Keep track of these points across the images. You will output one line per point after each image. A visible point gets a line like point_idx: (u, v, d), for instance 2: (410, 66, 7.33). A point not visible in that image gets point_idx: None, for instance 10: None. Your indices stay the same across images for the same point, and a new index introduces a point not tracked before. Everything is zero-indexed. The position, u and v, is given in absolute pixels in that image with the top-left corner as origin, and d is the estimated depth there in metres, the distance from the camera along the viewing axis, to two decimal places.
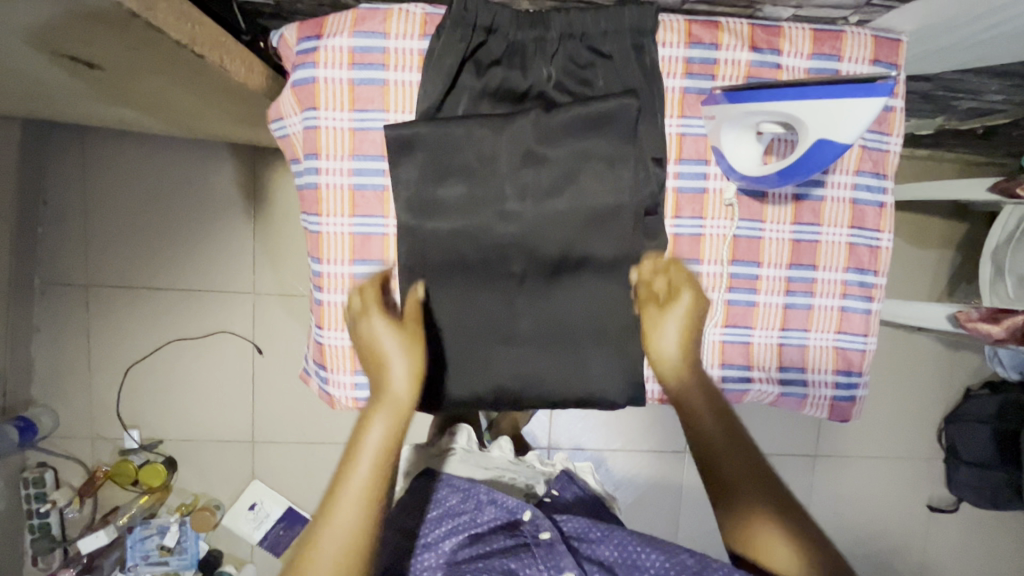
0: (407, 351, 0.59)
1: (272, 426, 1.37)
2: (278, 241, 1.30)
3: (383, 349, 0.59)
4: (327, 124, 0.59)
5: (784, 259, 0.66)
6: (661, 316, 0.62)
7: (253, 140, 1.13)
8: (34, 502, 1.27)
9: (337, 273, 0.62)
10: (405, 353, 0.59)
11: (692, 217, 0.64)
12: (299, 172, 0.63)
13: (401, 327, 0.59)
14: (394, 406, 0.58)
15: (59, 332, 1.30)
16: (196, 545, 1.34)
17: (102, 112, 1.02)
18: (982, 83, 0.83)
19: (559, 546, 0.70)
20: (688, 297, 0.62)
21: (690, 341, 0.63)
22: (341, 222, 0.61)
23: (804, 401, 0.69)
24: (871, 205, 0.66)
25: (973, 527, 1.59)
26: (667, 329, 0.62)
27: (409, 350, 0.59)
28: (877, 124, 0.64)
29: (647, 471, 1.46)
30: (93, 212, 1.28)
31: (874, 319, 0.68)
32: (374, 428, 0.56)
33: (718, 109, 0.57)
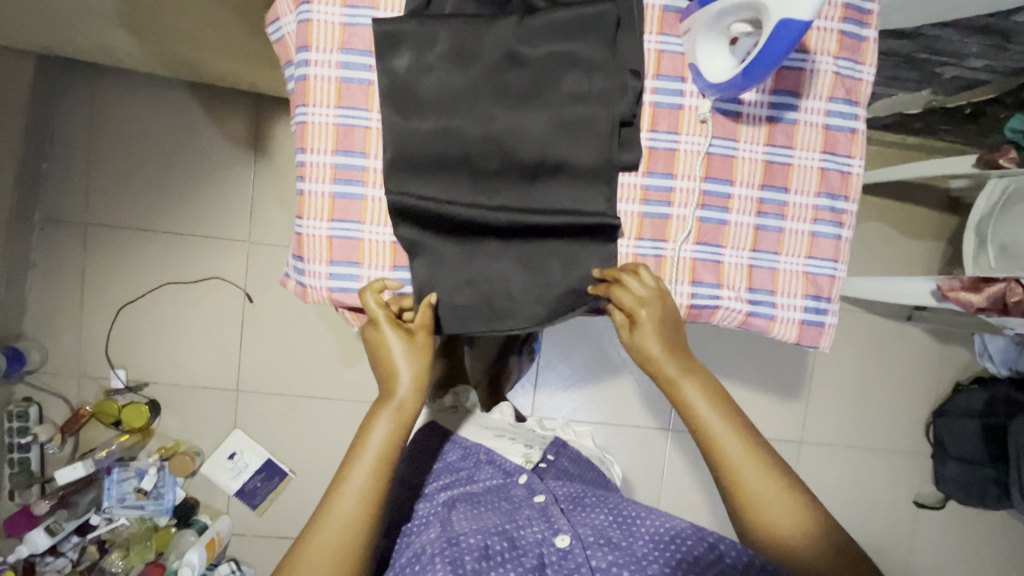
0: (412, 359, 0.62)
1: (257, 376, 1.38)
2: (276, 192, 1.33)
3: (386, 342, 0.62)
4: (318, 17, 0.62)
5: (756, 180, 0.68)
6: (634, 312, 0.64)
7: (258, 85, 1.17)
8: (16, 434, 1.27)
9: (319, 163, 0.64)
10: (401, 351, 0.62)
11: (667, 131, 0.66)
12: (291, 70, 0.65)
13: (406, 334, 0.63)
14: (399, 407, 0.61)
15: (56, 269, 1.33)
16: (173, 491, 1.34)
17: (113, 42, 1.05)
18: (962, 40, 0.86)
19: (552, 509, 0.73)
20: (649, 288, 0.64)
21: (670, 333, 0.64)
22: (326, 113, 0.63)
23: (772, 323, 0.69)
24: (843, 131, 0.68)
25: (959, 528, 1.56)
26: (652, 336, 0.64)
27: (419, 358, 0.62)
28: (849, 53, 0.66)
29: (629, 446, 1.44)
30: (98, 153, 1.31)
31: (845, 246, 0.69)
32: (378, 426, 0.60)
33: (692, 20, 0.60)
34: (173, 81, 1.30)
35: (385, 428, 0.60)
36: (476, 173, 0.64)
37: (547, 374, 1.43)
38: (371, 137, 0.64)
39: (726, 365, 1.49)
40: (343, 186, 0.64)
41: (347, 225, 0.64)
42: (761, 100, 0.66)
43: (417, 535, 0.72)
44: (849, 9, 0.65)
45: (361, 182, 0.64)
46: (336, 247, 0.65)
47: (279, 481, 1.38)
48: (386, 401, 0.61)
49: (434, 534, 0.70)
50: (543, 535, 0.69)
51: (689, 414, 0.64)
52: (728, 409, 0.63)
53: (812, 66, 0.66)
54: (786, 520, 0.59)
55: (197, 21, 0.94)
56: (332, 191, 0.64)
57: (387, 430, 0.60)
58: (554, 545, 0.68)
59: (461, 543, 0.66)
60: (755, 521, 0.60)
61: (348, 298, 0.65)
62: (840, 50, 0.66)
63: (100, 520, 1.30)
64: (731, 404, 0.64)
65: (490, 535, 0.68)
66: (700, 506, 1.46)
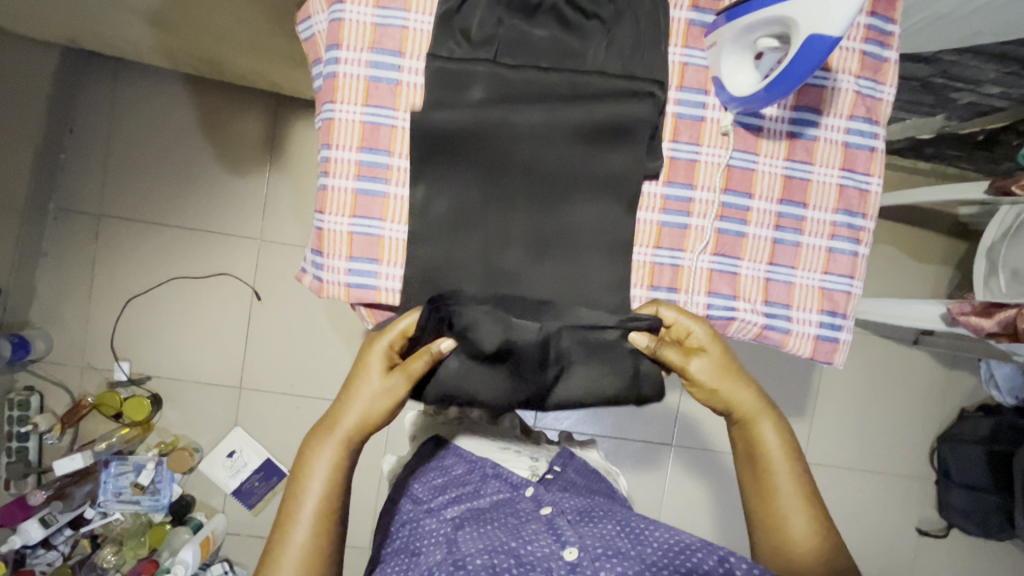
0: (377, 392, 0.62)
1: (261, 374, 1.37)
2: (290, 190, 1.34)
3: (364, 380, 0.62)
4: (351, 17, 0.63)
5: (775, 194, 0.68)
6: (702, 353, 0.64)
7: (279, 84, 1.19)
8: (15, 423, 1.27)
9: (344, 159, 0.64)
10: (380, 406, 0.62)
11: (689, 142, 0.67)
12: (320, 66, 0.66)
13: (398, 385, 0.62)
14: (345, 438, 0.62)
15: (67, 258, 1.33)
16: (170, 488, 1.33)
17: (141, 37, 1.07)
18: (978, 66, 0.87)
19: (559, 521, 0.72)
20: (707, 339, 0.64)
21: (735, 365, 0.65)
22: (354, 110, 0.64)
23: (787, 338, 0.69)
24: (862, 149, 0.68)
25: (963, 558, 1.54)
26: (711, 365, 0.64)
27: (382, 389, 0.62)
28: (871, 72, 0.67)
29: (632, 461, 1.43)
30: (116, 144, 1.32)
31: (861, 263, 0.70)
32: (322, 454, 0.61)
33: (718, 34, 0.61)
34: (193, 77, 1.32)
35: (328, 459, 0.61)
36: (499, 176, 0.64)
37: None
38: (396, 136, 0.64)
39: None
40: (366, 183, 0.64)
41: (368, 222, 0.65)
42: (783, 116, 0.67)
43: (424, 556, 0.70)
44: (872, 30, 0.66)
45: (385, 180, 0.65)
46: (356, 243, 0.65)
47: (277, 482, 1.37)
48: (330, 430, 0.62)
49: (441, 555, 0.69)
50: (551, 549, 0.68)
51: (757, 449, 0.65)
52: (794, 454, 0.65)
53: (834, 84, 0.67)
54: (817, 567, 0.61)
55: (226, 16, 0.95)
56: (355, 188, 0.64)
57: (330, 462, 0.61)
58: (563, 559, 0.67)
59: (468, 566, 0.66)
60: (788, 558, 0.62)
61: (366, 295, 0.65)
62: (861, 70, 0.67)
63: (94, 514, 1.29)
64: (798, 456, 0.65)
65: (497, 554, 0.67)
66: (701, 525, 1.44)
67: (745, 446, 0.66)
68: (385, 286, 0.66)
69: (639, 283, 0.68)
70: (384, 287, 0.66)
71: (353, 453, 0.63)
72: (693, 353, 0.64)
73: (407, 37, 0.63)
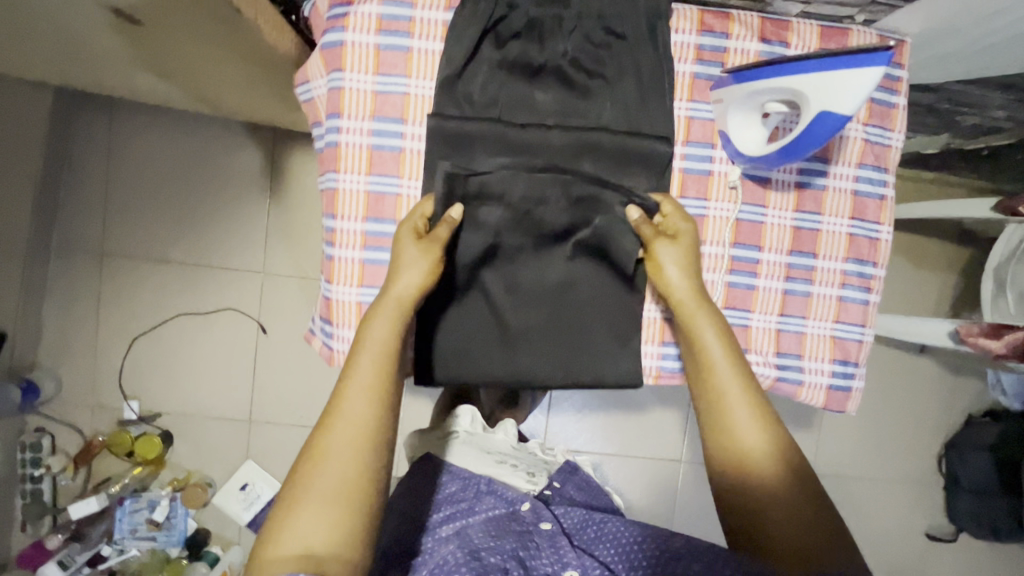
0: (415, 266, 0.59)
1: (269, 406, 1.37)
2: (291, 222, 1.33)
3: (401, 256, 0.59)
4: (351, 85, 0.62)
5: (785, 246, 0.67)
6: (666, 245, 0.62)
7: (276, 120, 1.17)
8: (28, 466, 1.27)
9: (350, 229, 0.64)
10: (415, 281, 0.58)
11: (697, 197, 0.66)
12: (321, 133, 0.65)
13: (422, 260, 0.59)
14: (393, 311, 0.58)
15: (71, 299, 1.33)
16: (185, 522, 1.34)
17: (134, 81, 1.06)
18: (985, 95, 0.86)
19: (560, 541, 0.72)
20: (689, 233, 0.62)
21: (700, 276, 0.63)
22: (357, 180, 0.63)
23: (799, 389, 0.69)
24: (872, 197, 0.68)
25: (973, 560, 1.56)
26: (680, 263, 0.61)
27: (424, 265, 0.59)
28: (879, 120, 0.66)
29: (642, 478, 1.44)
30: (114, 183, 1.31)
31: (872, 311, 0.69)
32: (374, 328, 0.57)
33: (725, 91, 0.60)
34: (189, 112, 1.30)
35: (381, 330, 0.57)
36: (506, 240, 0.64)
37: (559, 406, 1.43)
38: (401, 204, 0.63)
39: None
40: (373, 252, 0.64)
41: (376, 291, 0.64)
42: (791, 167, 0.66)
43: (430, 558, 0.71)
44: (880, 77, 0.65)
45: (391, 248, 0.64)
46: (365, 313, 0.65)
47: None
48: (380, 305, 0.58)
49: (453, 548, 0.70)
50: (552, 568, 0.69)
51: (702, 356, 0.62)
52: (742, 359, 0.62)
53: (842, 133, 0.66)
54: (765, 465, 0.59)
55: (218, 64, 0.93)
56: (362, 257, 0.64)
57: (383, 334, 0.57)
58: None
59: (482, 561, 0.67)
60: (744, 473, 0.59)
61: None
62: (869, 117, 0.66)
63: (111, 551, 1.29)
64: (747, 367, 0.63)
65: (509, 558, 0.68)
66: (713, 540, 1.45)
67: (693, 356, 0.63)
68: None
69: (651, 339, 0.68)
70: None
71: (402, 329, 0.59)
72: (668, 243, 0.62)
73: (408, 103, 0.62)
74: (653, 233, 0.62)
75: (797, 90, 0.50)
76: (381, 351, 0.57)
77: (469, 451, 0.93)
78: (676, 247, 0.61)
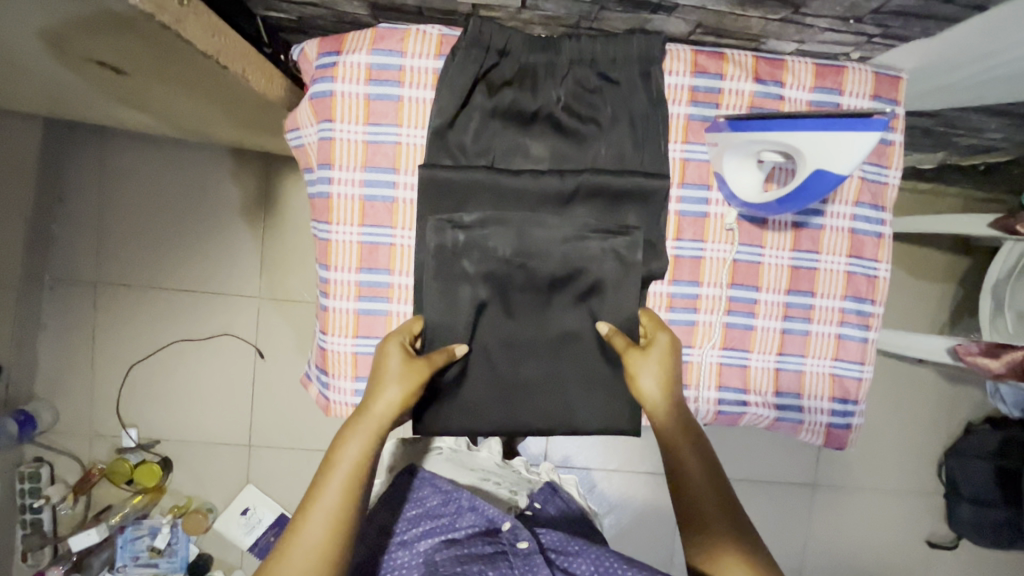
0: (398, 381, 0.57)
1: (269, 431, 1.37)
2: (286, 247, 1.32)
3: (384, 369, 0.57)
4: (342, 136, 0.61)
5: (782, 285, 0.67)
6: (646, 356, 0.60)
7: (268, 148, 1.16)
8: (27, 496, 1.27)
9: (343, 280, 0.63)
10: (393, 398, 0.55)
11: (693, 239, 0.66)
12: (312, 181, 0.65)
13: (403, 379, 0.57)
14: (369, 425, 0.55)
15: (66, 329, 1.32)
16: (186, 548, 1.34)
17: (124, 115, 1.05)
18: (982, 120, 0.85)
19: (536, 558, 0.71)
20: (668, 343, 0.61)
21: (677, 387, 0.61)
22: (350, 231, 0.62)
23: (799, 427, 0.69)
24: (869, 235, 0.67)
25: (973, 567, 1.56)
26: (654, 371, 0.60)
27: (405, 382, 0.57)
28: (876, 157, 0.66)
29: (642, 494, 1.44)
30: (106, 211, 1.30)
31: (871, 348, 0.69)
32: (347, 448, 0.54)
33: (720, 136, 0.59)
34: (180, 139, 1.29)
35: (353, 453, 0.53)
36: (504, 289, 0.63)
37: None
38: (395, 253, 0.63)
39: None
40: (368, 303, 0.63)
41: (371, 341, 0.64)
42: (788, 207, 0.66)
43: None
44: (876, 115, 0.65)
45: (386, 298, 0.63)
46: (361, 363, 0.64)
47: None
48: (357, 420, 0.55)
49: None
50: None
51: (676, 473, 0.59)
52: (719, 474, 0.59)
53: None
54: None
55: None
56: (357, 308, 0.63)
57: (354, 457, 0.53)
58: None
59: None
60: None
61: None
62: (866, 156, 0.65)
63: None
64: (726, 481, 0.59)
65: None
66: None
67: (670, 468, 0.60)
68: None
69: None
70: None
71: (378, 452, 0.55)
72: (640, 353, 0.60)
73: (400, 152, 0.61)
74: (626, 345, 0.61)
75: (796, 149, 0.49)
76: (355, 462, 0.53)
77: (452, 468, 0.99)
78: (652, 359, 0.60)
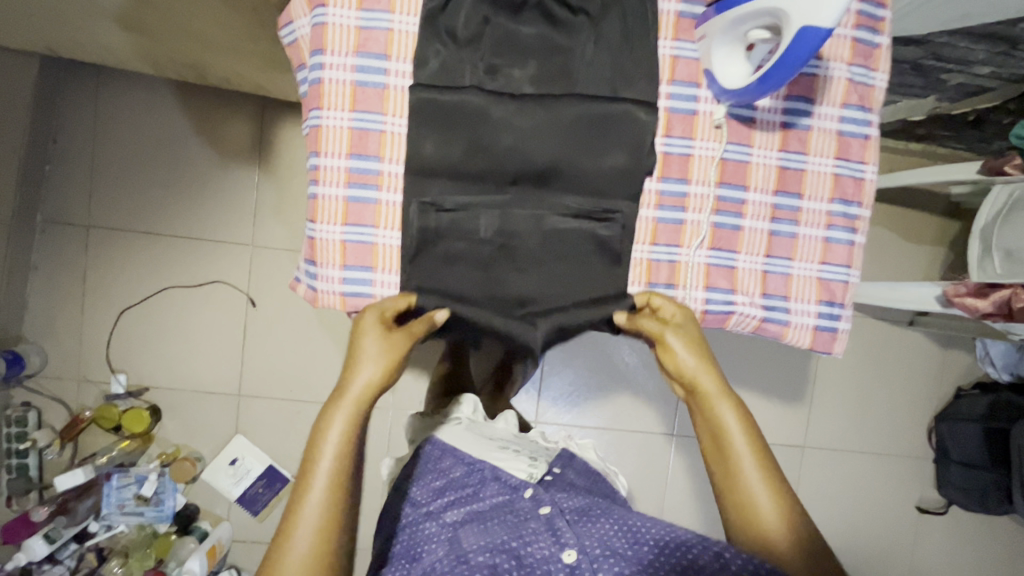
0: (377, 359, 0.60)
1: (260, 381, 1.36)
2: (281, 194, 1.32)
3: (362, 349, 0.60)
4: (334, 20, 0.61)
5: (770, 186, 0.68)
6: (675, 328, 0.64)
7: (264, 87, 1.16)
8: (14, 440, 1.26)
9: (333, 167, 0.63)
10: (371, 377, 0.60)
11: (682, 136, 0.66)
12: (304, 73, 0.65)
13: (383, 354, 0.61)
14: (353, 406, 0.60)
15: (57, 272, 1.31)
16: (173, 498, 1.32)
17: (117, 43, 1.05)
18: (969, 49, 0.87)
19: (559, 522, 0.73)
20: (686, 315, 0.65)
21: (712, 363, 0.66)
22: (341, 117, 0.63)
23: (786, 330, 0.69)
24: (856, 137, 0.68)
25: (963, 534, 1.56)
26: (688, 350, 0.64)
27: (386, 358, 0.61)
28: (863, 59, 0.67)
29: (634, 453, 1.44)
30: (101, 155, 1.30)
31: (858, 252, 0.69)
32: (332, 427, 0.59)
33: (709, 26, 0.60)
34: (176, 83, 1.30)
35: (337, 432, 0.59)
36: (493, 179, 0.64)
37: (551, 380, 1.42)
38: (385, 141, 0.63)
39: (729, 371, 1.49)
40: (357, 190, 0.63)
41: (361, 229, 0.64)
42: (776, 106, 0.66)
43: (427, 556, 0.72)
44: (862, 15, 0.66)
45: (375, 186, 0.64)
46: (350, 252, 0.64)
47: (281, 488, 1.37)
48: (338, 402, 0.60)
49: (443, 552, 0.71)
50: (551, 550, 0.70)
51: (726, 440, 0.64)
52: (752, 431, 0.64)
53: (826, 72, 0.66)
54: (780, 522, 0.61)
55: (206, 23, 0.93)
56: (346, 196, 0.63)
57: (338, 435, 0.59)
58: (562, 561, 0.69)
59: (470, 562, 0.69)
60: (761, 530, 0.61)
61: (361, 304, 0.65)
62: (853, 57, 0.66)
63: (98, 527, 1.28)
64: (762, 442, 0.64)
65: (499, 553, 0.70)
66: (704, 513, 1.45)
67: (710, 432, 0.65)
68: (380, 294, 0.65)
69: (637, 280, 0.67)
70: (379, 294, 0.65)
71: (361, 423, 0.60)
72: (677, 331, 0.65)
73: (392, 38, 0.62)
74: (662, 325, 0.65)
75: (788, 14, 0.50)
76: (339, 449, 0.58)
77: (470, 435, 0.93)
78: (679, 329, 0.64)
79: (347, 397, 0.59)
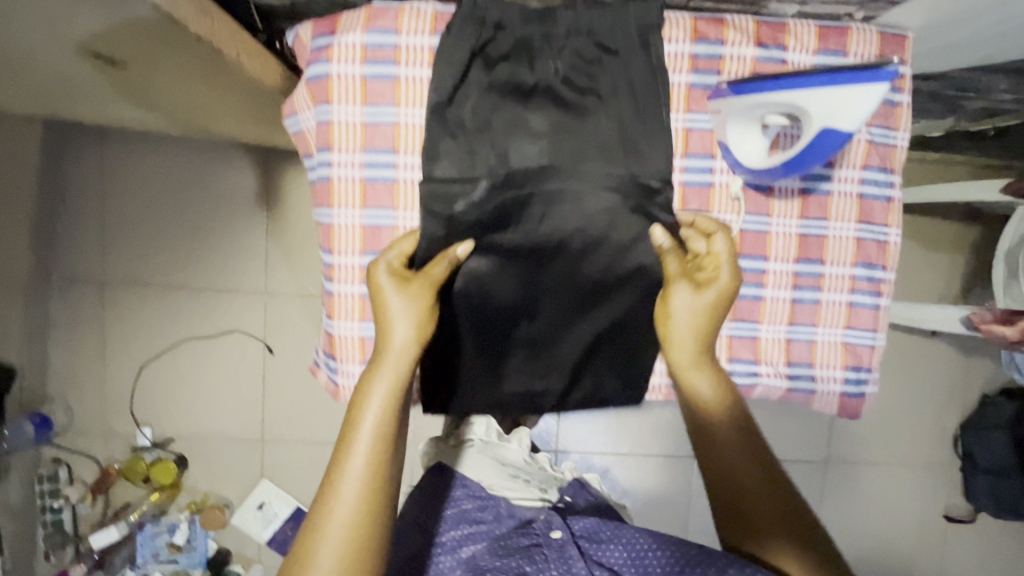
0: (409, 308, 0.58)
1: (281, 426, 1.38)
2: (289, 240, 1.32)
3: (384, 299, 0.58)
4: (339, 118, 0.60)
5: (791, 254, 0.66)
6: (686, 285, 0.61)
7: (267, 140, 1.15)
8: (47, 497, 1.29)
9: (347, 264, 0.63)
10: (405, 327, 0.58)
11: (698, 210, 0.65)
12: (312, 165, 0.64)
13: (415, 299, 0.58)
14: (395, 359, 0.58)
15: (76, 330, 1.33)
16: (205, 544, 1.35)
17: (121, 112, 1.05)
18: (991, 80, 0.84)
19: (570, 550, 0.70)
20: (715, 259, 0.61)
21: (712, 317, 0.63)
22: (352, 214, 0.62)
23: (812, 397, 0.68)
24: (879, 199, 0.66)
25: (991, 539, 1.55)
26: (687, 307, 0.62)
27: (418, 308, 0.58)
28: (883, 119, 0.64)
29: (655, 478, 1.43)
30: (109, 212, 1.31)
31: (884, 315, 0.68)
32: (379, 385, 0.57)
33: (723, 103, 0.58)
34: (178, 138, 1.30)
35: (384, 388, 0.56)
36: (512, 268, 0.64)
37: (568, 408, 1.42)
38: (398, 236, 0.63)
39: None
40: None
41: None
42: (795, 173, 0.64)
43: None
44: None
45: None
46: (368, 347, 0.64)
47: None
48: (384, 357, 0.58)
49: None
50: None
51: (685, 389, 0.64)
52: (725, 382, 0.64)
53: None
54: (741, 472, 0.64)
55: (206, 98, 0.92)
56: (361, 292, 0.63)
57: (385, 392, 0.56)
58: None
59: None
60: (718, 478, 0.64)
61: None
62: (873, 118, 0.64)
63: None
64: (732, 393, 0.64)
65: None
66: None
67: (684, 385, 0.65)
68: None
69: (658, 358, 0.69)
70: None
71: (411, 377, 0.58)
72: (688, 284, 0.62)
73: (399, 132, 0.61)
74: (680, 270, 0.62)
75: (808, 112, 0.49)
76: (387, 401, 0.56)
77: (484, 461, 0.94)
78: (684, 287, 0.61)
79: (388, 351, 0.57)
